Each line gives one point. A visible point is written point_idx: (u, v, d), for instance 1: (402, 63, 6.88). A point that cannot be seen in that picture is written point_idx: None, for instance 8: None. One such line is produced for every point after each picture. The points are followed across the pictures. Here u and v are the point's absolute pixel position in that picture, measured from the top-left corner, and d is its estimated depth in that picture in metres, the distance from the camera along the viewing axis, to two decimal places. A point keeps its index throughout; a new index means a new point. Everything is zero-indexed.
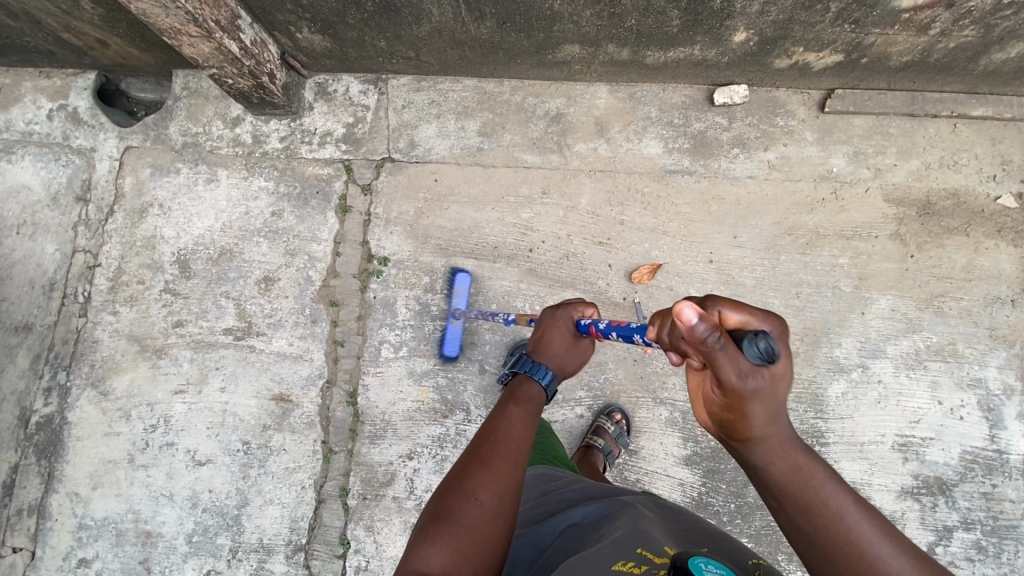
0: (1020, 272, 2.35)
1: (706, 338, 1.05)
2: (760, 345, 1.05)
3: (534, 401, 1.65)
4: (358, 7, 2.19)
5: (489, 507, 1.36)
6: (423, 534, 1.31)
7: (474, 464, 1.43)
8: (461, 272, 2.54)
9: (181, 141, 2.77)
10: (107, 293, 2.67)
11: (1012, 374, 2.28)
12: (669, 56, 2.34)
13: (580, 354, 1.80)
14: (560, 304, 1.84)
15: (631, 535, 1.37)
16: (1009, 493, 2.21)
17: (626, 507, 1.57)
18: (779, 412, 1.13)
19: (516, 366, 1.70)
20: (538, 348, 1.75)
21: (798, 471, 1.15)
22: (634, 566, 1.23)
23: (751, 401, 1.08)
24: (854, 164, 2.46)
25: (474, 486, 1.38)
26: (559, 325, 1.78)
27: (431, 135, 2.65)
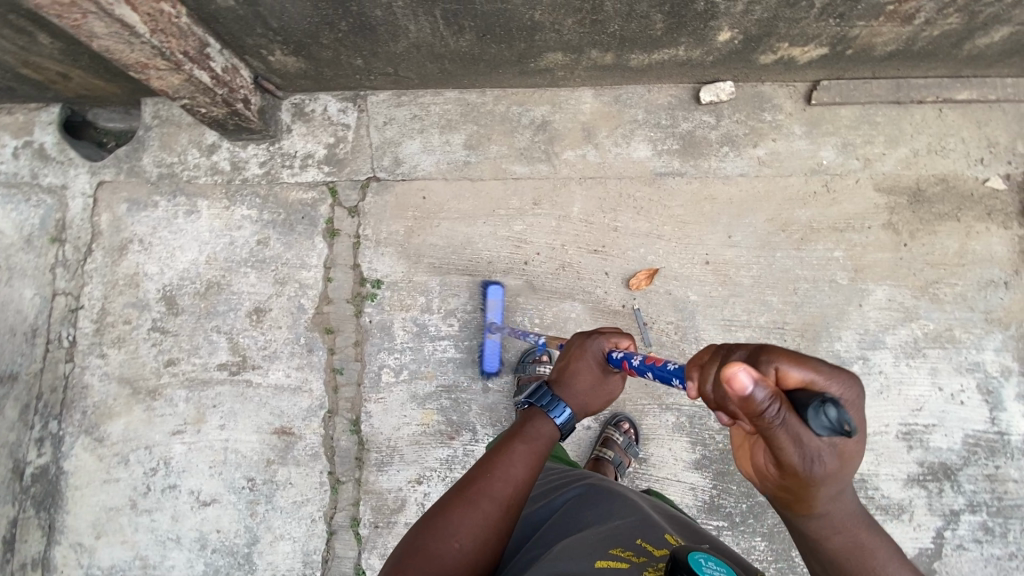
0: (1012, 254, 2.36)
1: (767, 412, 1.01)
2: (828, 416, 0.96)
3: (543, 440, 1.60)
4: (332, 27, 2.11)
5: (468, 548, 1.36)
6: (398, 562, 1.34)
7: (461, 502, 1.44)
8: (493, 284, 2.47)
9: (157, 172, 2.68)
10: (93, 336, 2.60)
11: (1009, 356, 2.31)
12: (653, 58, 2.30)
13: (607, 389, 1.71)
14: (593, 331, 1.72)
15: (632, 526, 1.50)
16: (1012, 473, 2.25)
17: (627, 498, 1.69)
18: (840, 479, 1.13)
19: (534, 399, 1.66)
20: (559, 382, 1.68)
21: (845, 525, 1.23)
22: (632, 556, 1.36)
23: (815, 473, 1.07)
24: (844, 155, 2.45)
25: (459, 524, 1.39)
26: (586, 358, 1.69)
27: (415, 151, 2.59)
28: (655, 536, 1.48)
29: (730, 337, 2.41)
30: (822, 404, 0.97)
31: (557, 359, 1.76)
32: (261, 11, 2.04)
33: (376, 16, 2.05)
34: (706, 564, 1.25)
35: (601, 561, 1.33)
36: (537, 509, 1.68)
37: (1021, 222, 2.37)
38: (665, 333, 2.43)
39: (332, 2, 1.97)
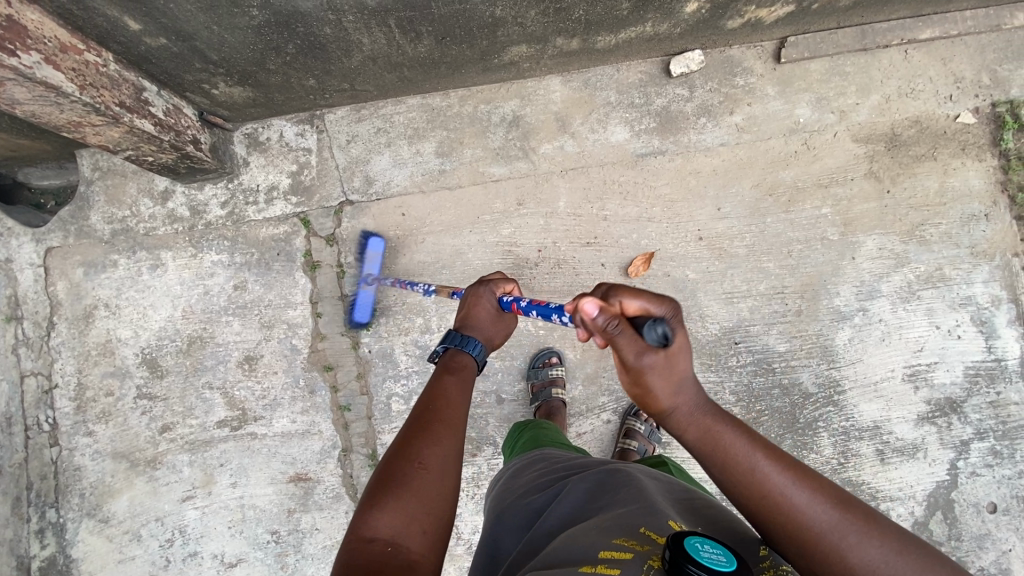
0: (989, 185, 2.41)
1: (604, 327, 1.13)
2: (651, 327, 1.08)
3: (468, 372, 1.44)
4: (278, 52, 1.95)
5: (439, 472, 1.17)
6: (365, 507, 1.09)
7: (416, 432, 1.23)
8: (373, 237, 2.42)
9: (109, 229, 2.47)
10: (76, 414, 2.43)
11: (997, 286, 2.38)
12: (620, 37, 2.21)
13: (509, 328, 1.63)
14: (482, 280, 1.65)
15: (636, 509, 1.22)
16: (1012, 396, 2.35)
17: (631, 480, 1.38)
18: (683, 383, 1.13)
19: (445, 340, 1.48)
20: (466, 321, 1.55)
21: (710, 437, 1.11)
22: (637, 545, 1.08)
23: (653, 381, 1.11)
24: (819, 111, 2.44)
25: (420, 451, 1.18)
26: (485, 299, 1.59)
27: (386, 166, 2.46)
28: (661, 517, 1.18)
29: (733, 308, 2.41)
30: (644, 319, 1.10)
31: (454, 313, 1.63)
32: (198, 45, 1.86)
33: (325, 35, 1.89)
34: (704, 547, 0.95)
35: (604, 552, 1.06)
36: (539, 496, 1.43)
37: (994, 153, 2.41)
38: None
39: (276, 26, 1.81)
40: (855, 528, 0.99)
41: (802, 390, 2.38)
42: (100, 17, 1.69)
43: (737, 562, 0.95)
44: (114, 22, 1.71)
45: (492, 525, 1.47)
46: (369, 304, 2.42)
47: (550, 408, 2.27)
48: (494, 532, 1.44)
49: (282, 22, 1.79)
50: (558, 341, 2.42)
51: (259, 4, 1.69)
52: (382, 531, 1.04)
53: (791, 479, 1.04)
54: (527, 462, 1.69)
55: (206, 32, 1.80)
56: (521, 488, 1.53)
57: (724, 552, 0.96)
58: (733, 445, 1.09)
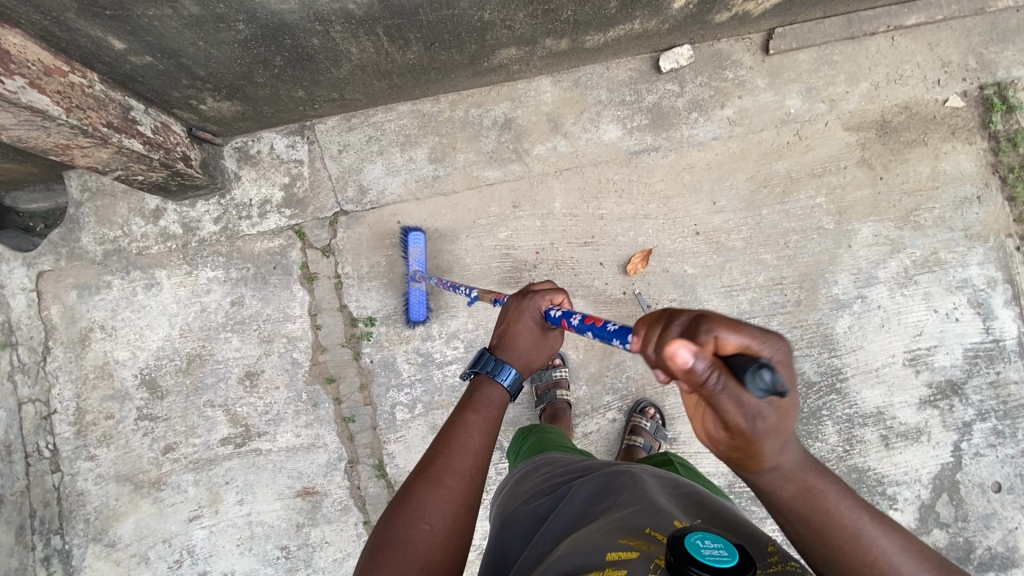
0: (980, 167, 2.43)
1: (707, 380, 0.81)
2: (766, 378, 0.76)
3: (494, 406, 1.37)
4: (266, 65, 1.93)
5: (441, 528, 1.16)
6: (367, 563, 1.11)
7: (421, 483, 1.23)
8: (416, 231, 2.32)
9: (101, 250, 2.44)
10: (76, 439, 2.40)
11: (993, 267, 2.40)
12: (609, 35, 2.21)
13: (555, 345, 1.48)
14: (529, 289, 1.47)
15: (640, 510, 1.21)
16: (1012, 376, 2.37)
17: (637, 482, 1.37)
18: (791, 439, 0.93)
19: (477, 366, 1.41)
20: (503, 342, 1.44)
21: (811, 492, 0.98)
22: (642, 544, 1.06)
23: (765, 441, 0.87)
24: (809, 101, 2.45)
25: (422, 506, 1.18)
26: (528, 315, 1.43)
27: (379, 174, 2.44)
28: (666, 518, 1.17)
29: (733, 302, 2.41)
30: (758, 367, 0.77)
31: (496, 323, 1.52)
32: (184, 62, 1.84)
33: (313, 46, 1.88)
34: (705, 544, 0.94)
35: (610, 553, 1.05)
36: (544, 500, 1.43)
37: (984, 135, 2.43)
38: None
39: (263, 39, 1.79)
40: None
41: (805, 379, 2.39)
42: (84, 38, 1.66)
43: (741, 558, 0.94)
44: (98, 42, 1.69)
45: (499, 531, 1.46)
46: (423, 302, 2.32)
47: (555, 410, 2.27)
48: (501, 539, 1.44)
49: (268, 35, 1.77)
50: (561, 342, 2.41)
51: (245, 18, 1.67)
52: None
53: (899, 545, 0.96)
54: (532, 466, 1.70)
55: (192, 48, 1.78)
56: (526, 494, 1.52)
57: (726, 547, 0.95)
58: (837, 504, 0.98)
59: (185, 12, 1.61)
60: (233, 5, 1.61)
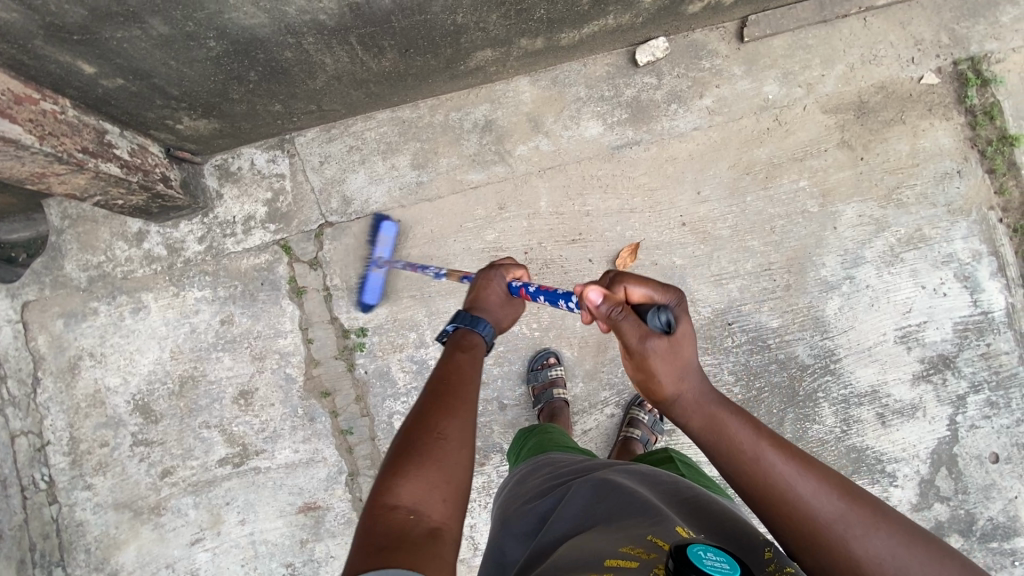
0: (959, 142, 2.45)
1: (608, 312, 1.26)
2: (653, 317, 1.20)
3: (478, 351, 1.41)
4: (240, 80, 1.91)
5: (459, 444, 1.16)
6: (386, 478, 1.09)
7: (436, 407, 1.21)
8: (385, 220, 2.39)
9: (86, 276, 2.42)
10: (72, 469, 2.38)
11: (977, 240, 2.42)
12: (584, 32, 2.21)
13: (518, 313, 1.61)
14: (493, 264, 1.63)
15: (642, 518, 1.21)
16: (1002, 346, 2.39)
17: (635, 487, 1.36)
18: (688, 370, 1.20)
19: (455, 321, 1.45)
20: (477, 304, 1.52)
21: (714, 424, 1.17)
22: (643, 552, 1.07)
23: (660, 366, 1.20)
24: (786, 86, 2.46)
25: (440, 424, 1.17)
26: (496, 284, 1.57)
27: (362, 184, 2.43)
28: (667, 523, 1.18)
29: (723, 290, 2.42)
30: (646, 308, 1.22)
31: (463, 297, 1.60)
32: (157, 82, 1.82)
33: (287, 59, 1.86)
34: (708, 556, 0.95)
35: (610, 561, 1.06)
36: (544, 500, 1.42)
37: (960, 110, 2.45)
38: None
39: (235, 55, 1.78)
40: (857, 518, 1.04)
41: (799, 362, 2.40)
42: (53, 64, 1.64)
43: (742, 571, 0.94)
44: (68, 68, 1.67)
45: (499, 529, 1.47)
46: (380, 287, 2.38)
47: (553, 409, 2.27)
48: (501, 537, 1.44)
49: (240, 50, 1.76)
50: (554, 340, 2.41)
51: (216, 35, 1.66)
52: (405, 499, 1.05)
53: (795, 467, 1.09)
54: (533, 467, 1.69)
55: (164, 68, 1.76)
56: (527, 493, 1.52)
57: (728, 560, 0.95)
58: (738, 433, 1.14)
59: (154, 33, 1.59)
60: (202, 22, 1.59)
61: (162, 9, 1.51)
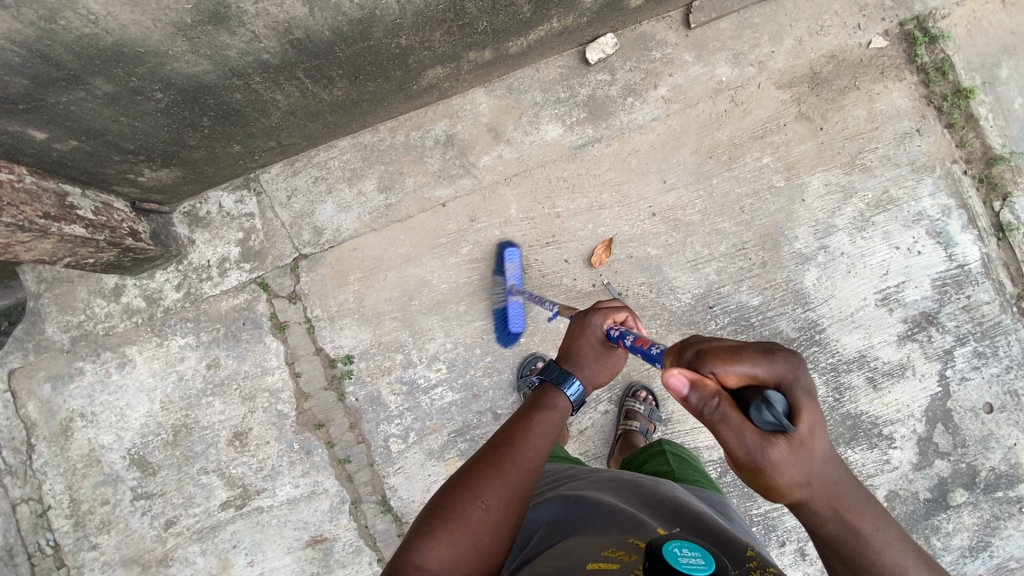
0: (914, 101, 2.48)
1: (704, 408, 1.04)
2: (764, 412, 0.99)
3: (559, 413, 1.49)
4: (194, 127, 1.93)
5: (493, 515, 1.27)
6: (419, 535, 1.23)
7: (484, 470, 1.33)
8: (509, 247, 2.39)
9: (68, 337, 2.42)
10: (75, 531, 2.37)
11: (944, 195, 2.45)
12: (531, 38, 2.23)
13: (616, 364, 1.61)
14: (591, 307, 1.64)
15: (623, 524, 1.29)
16: (983, 297, 2.40)
17: (616, 500, 1.43)
18: (815, 471, 1.04)
19: (544, 374, 1.55)
20: (569, 355, 1.58)
21: (852, 533, 1.07)
22: (624, 555, 1.14)
23: (777, 471, 1.02)
24: (738, 67, 2.48)
25: (481, 491, 1.29)
26: (591, 332, 1.59)
27: (331, 213, 2.44)
28: (647, 529, 1.26)
29: (701, 275, 2.43)
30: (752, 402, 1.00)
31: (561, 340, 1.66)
32: (111, 139, 1.83)
33: (237, 100, 1.87)
34: (683, 553, 1.01)
35: (592, 565, 1.13)
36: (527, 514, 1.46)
37: (912, 70, 2.48)
38: (641, 296, 2.43)
39: (184, 104, 1.79)
40: None
41: (785, 337, 2.40)
42: (3, 135, 1.65)
43: (717, 565, 1.01)
44: (18, 136, 1.67)
45: None
46: (522, 313, 2.37)
47: None
48: None
49: (189, 98, 1.77)
50: (540, 345, 2.42)
51: (162, 86, 1.67)
52: (430, 561, 1.18)
53: None
54: None
55: (115, 124, 1.77)
56: None
57: (704, 555, 1.02)
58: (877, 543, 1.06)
59: (99, 92, 1.60)
60: (145, 75, 1.60)
61: (103, 68, 1.52)
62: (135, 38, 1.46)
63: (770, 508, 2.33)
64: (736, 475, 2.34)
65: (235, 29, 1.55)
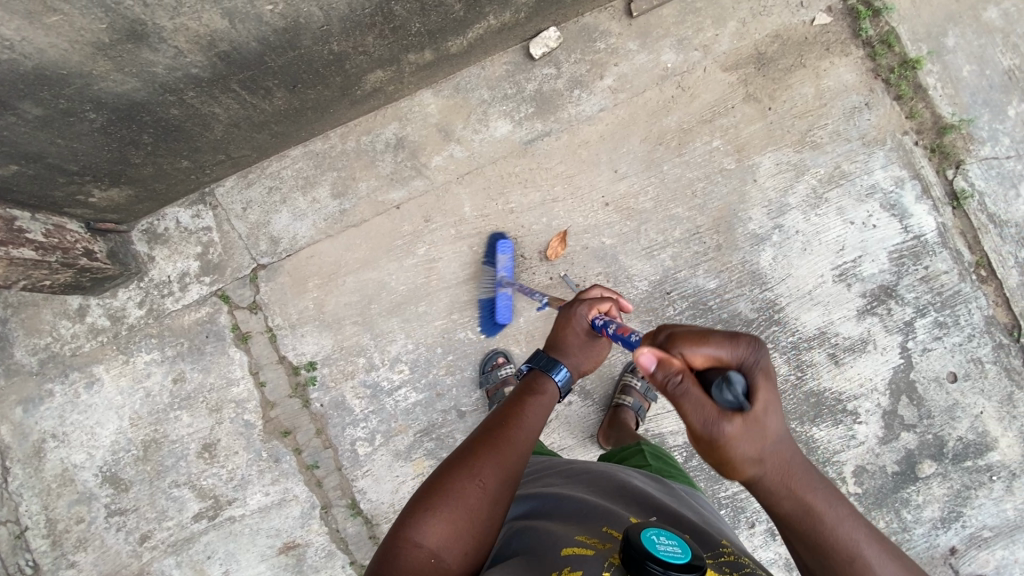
0: (862, 75, 2.47)
1: (667, 382, 1.13)
2: (724, 391, 1.07)
3: (549, 398, 1.59)
4: (136, 145, 1.95)
5: (489, 492, 1.34)
6: (421, 510, 1.29)
7: (482, 448, 1.41)
8: (503, 238, 2.41)
9: (36, 360, 2.44)
10: (53, 550, 2.40)
11: (896, 167, 2.44)
12: (469, 37, 2.24)
13: (600, 353, 1.71)
14: (576, 298, 1.74)
15: (599, 509, 1.33)
16: (940, 267, 2.39)
17: (591, 491, 1.47)
18: (770, 449, 1.12)
19: (533, 361, 1.66)
20: (556, 343, 1.68)
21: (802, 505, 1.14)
22: (599, 542, 1.18)
23: (731, 446, 1.10)
24: (683, 53, 2.49)
25: (480, 468, 1.36)
26: (576, 322, 1.69)
27: (286, 222, 2.46)
28: (622, 517, 1.31)
29: (657, 261, 2.44)
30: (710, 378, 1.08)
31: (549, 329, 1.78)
32: (51, 161, 1.86)
33: (175, 116, 1.90)
34: (661, 540, 1.06)
35: (567, 549, 1.16)
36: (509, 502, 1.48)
37: (858, 44, 2.47)
38: (599, 286, 2.44)
39: (121, 122, 1.82)
40: None
41: (744, 319, 2.40)
42: None
43: (692, 556, 1.05)
44: None
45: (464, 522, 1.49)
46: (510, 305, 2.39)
47: None
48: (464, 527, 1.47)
49: (124, 117, 1.80)
50: (501, 341, 2.44)
51: (93, 106, 1.70)
52: (430, 537, 1.25)
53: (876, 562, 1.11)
54: None
55: (53, 146, 1.80)
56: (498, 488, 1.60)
57: (680, 545, 1.06)
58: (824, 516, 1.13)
59: (30, 116, 1.63)
60: (73, 96, 1.63)
61: (29, 92, 1.55)
62: (54, 60, 1.49)
63: (738, 490, 2.33)
64: (702, 458, 2.34)
65: (156, 46, 1.58)
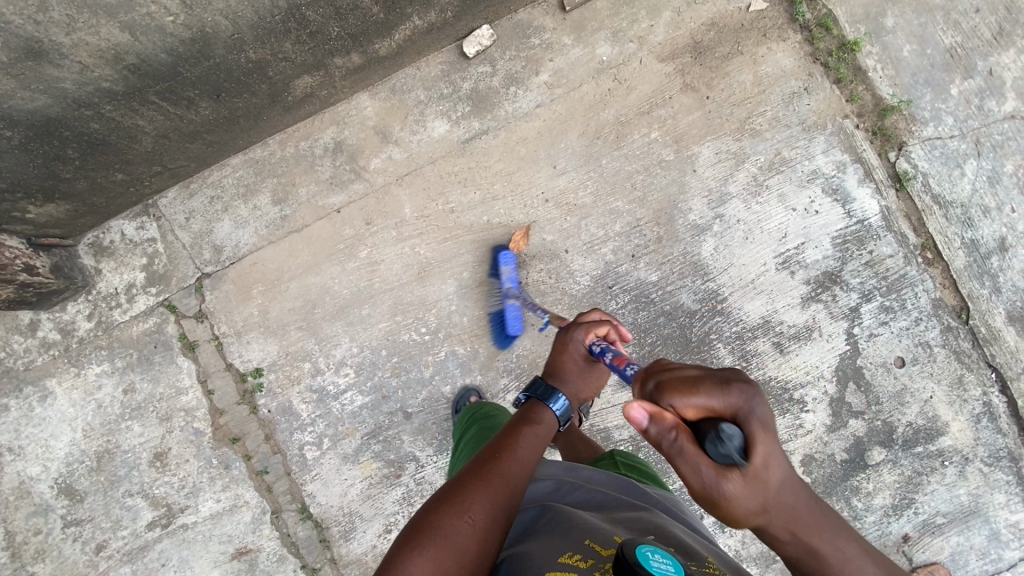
0: (801, 60, 2.44)
1: (661, 438, 1.04)
2: (723, 448, 0.98)
3: (545, 428, 1.50)
4: (62, 160, 1.98)
5: (478, 531, 1.24)
6: (402, 548, 1.20)
7: (469, 484, 1.32)
8: (506, 250, 2.37)
9: None
10: (12, 562, 2.42)
11: (838, 151, 2.41)
12: (397, 38, 2.24)
13: (601, 377, 1.57)
14: (574, 321, 1.58)
15: (581, 524, 1.29)
16: (885, 251, 2.36)
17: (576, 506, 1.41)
18: (774, 497, 1.04)
19: (530, 391, 1.55)
20: (553, 370, 1.56)
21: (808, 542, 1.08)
22: (581, 560, 1.15)
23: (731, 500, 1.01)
24: (619, 45, 2.47)
25: (468, 505, 1.27)
26: (573, 348, 1.54)
27: (229, 231, 2.48)
28: (604, 532, 1.26)
29: (597, 256, 2.43)
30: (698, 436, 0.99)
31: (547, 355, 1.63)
32: None
33: (96, 129, 1.92)
34: (655, 556, 1.03)
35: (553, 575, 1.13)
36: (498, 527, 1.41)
37: (795, 29, 2.44)
38: (542, 283, 2.44)
39: (40, 138, 1.85)
40: None
41: (686, 310, 2.39)
42: None
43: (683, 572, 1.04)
44: None
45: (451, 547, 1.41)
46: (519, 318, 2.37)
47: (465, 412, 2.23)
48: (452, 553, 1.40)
49: (42, 133, 1.83)
50: (446, 342, 2.45)
51: (7, 124, 1.73)
52: None
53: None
54: None
55: None
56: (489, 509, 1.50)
57: (672, 562, 1.05)
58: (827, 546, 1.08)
59: None
60: None
61: None
62: None
63: (685, 482, 2.33)
64: (648, 452, 2.33)
65: (59, 62, 1.62)
